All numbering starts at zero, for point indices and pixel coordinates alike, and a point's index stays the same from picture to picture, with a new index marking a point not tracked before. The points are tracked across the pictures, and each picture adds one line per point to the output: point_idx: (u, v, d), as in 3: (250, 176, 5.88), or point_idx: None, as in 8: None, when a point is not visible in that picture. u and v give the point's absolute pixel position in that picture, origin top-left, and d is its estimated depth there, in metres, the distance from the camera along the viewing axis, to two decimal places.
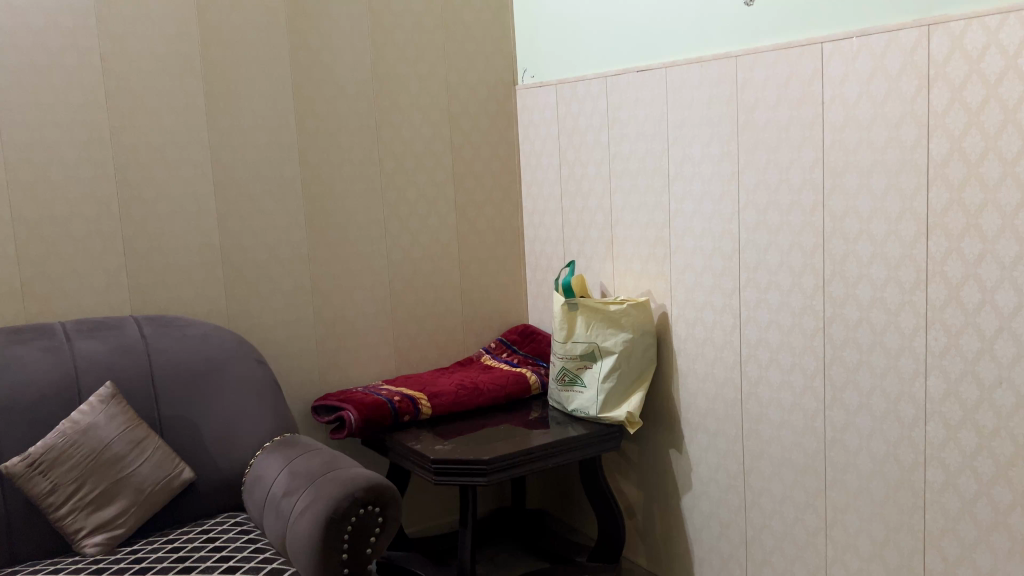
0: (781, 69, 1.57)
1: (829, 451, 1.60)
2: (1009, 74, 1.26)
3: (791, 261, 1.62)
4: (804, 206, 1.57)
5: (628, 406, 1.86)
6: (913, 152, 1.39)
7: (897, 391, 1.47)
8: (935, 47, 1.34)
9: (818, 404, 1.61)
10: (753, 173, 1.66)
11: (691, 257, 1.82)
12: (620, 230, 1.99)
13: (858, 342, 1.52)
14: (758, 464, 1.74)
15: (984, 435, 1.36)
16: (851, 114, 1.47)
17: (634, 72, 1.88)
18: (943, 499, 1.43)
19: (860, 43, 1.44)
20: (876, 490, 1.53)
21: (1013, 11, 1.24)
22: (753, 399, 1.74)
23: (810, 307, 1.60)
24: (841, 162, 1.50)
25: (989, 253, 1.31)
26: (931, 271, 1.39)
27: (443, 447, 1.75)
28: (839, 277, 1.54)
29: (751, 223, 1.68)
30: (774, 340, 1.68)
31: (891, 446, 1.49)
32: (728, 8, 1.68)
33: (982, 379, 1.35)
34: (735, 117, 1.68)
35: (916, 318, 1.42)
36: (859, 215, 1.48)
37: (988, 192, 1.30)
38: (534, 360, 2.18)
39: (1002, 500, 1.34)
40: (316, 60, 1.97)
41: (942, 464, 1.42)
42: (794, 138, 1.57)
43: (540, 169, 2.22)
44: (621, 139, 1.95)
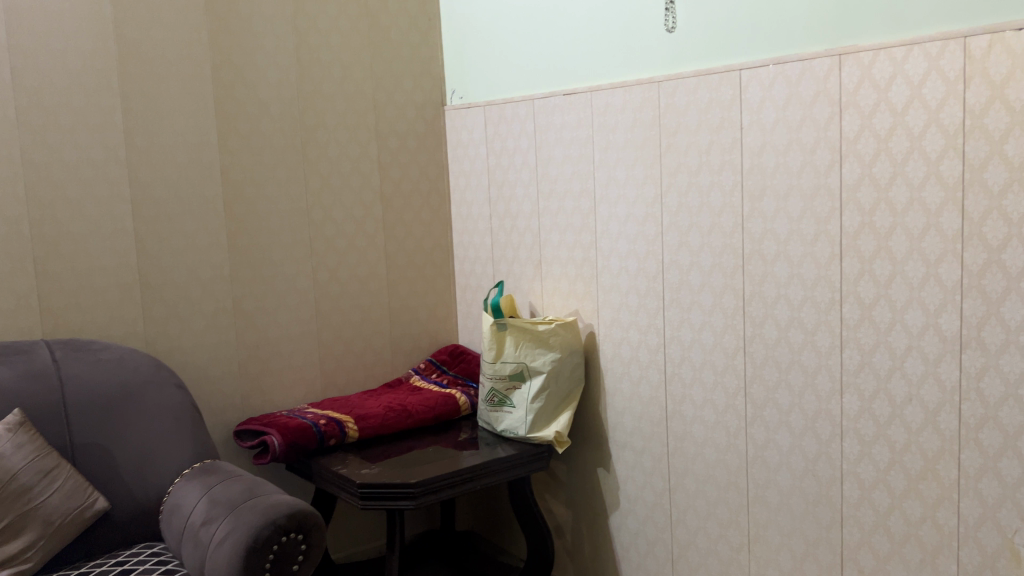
0: (701, 95, 1.61)
1: (750, 467, 1.63)
2: (914, 103, 1.31)
3: (712, 281, 1.65)
4: (724, 227, 1.61)
5: (556, 426, 1.87)
6: (826, 175, 1.44)
7: (814, 408, 1.51)
8: (846, 76, 1.39)
9: (740, 422, 1.64)
10: (675, 196, 1.69)
11: (618, 277, 1.84)
12: (548, 251, 2.01)
13: (778, 360, 1.56)
14: (683, 481, 1.77)
15: (896, 451, 1.40)
16: (768, 138, 1.52)
17: (561, 95, 1.90)
18: (858, 513, 1.47)
19: (775, 71, 1.49)
20: (796, 505, 1.56)
21: (917, 44, 1.30)
22: (677, 418, 1.76)
23: (731, 326, 1.63)
24: (759, 185, 1.54)
25: (898, 274, 1.36)
26: (844, 291, 1.44)
27: (369, 471, 1.73)
28: (758, 297, 1.58)
29: (674, 244, 1.71)
30: (697, 359, 1.70)
31: (810, 461, 1.53)
32: (650, 35, 1.72)
33: (893, 396, 1.39)
34: (657, 141, 1.71)
35: (832, 336, 1.47)
36: (777, 236, 1.52)
37: (896, 215, 1.35)
38: (464, 380, 2.17)
39: (914, 513, 1.39)
40: (239, 77, 1.94)
41: (857, 478, 1.46)
42: (715, 162, 1.61)
43: (469, 190, 2.22)
44: (548, 161, 1.96)
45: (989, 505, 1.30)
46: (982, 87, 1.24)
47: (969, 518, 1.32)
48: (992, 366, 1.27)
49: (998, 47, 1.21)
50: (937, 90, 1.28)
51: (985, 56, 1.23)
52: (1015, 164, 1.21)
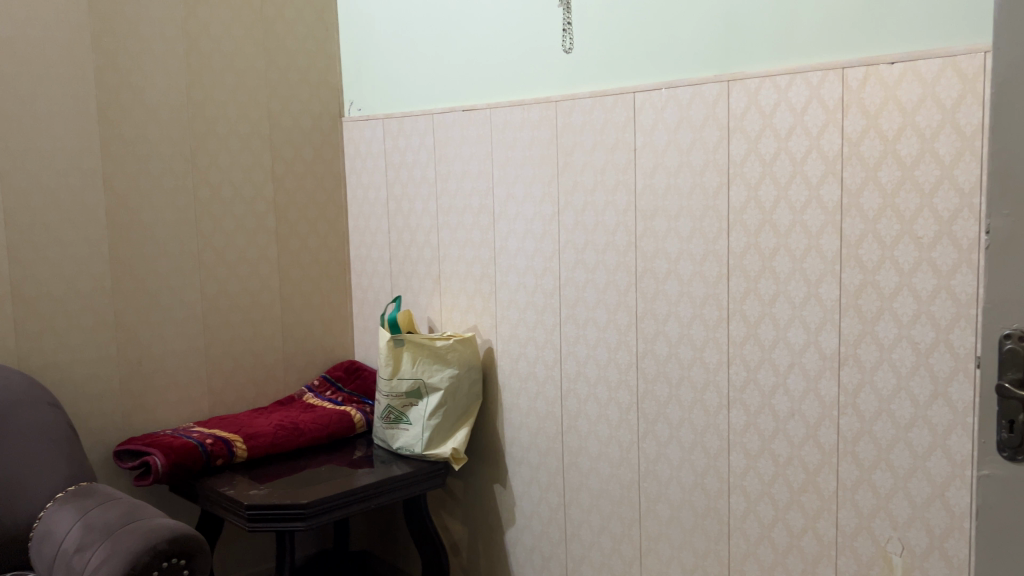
0: (597, 115, 1.64)
1: (642, 481, 1.66)
2: (796, 129, 1.37)
3: (607, 298, 1.68)
4: (618, 246, 1.64)
5: (453, 443, 1.86)
6: (715, 197, 1.48)
7: (703, 423, 1.55)
8: (734, 102, 1.44)
9: (633, 436, 1.67)
10: (572, 214, 1.71)
11: (516, 292, 1.85)
12: (446, 266, 2.00)
13: (668, 376, 1.59)
14: (577, 496, 1.78)
15: (779, 464, 1.45)
16: (660, 160, 1.55)
17: (460, 111, 1.90)
18: (744, 525, 1.51)
19: (667, 94, 1.53)
20: (685, 518, 1.60)
21: (799, 73, 1.35)
22: (572, 433, 1.78)
23: (624, 342, 1.66)
24: (651, 206, 1.58)
25: (781, 293, 1.42)
26: (731, 309, 1.48)
27: (258, 492, 1.67)
28: (650, 315, 1.61)
29: (570, 262, 1.73)
30: (591, 374, 1.72)
31: (699, 475, 1.57)
32: (547, 55, 1.74)
33: (777, 411, 1.44)
34: (555, 159, 1.73)
35: (719, 353, 1.51)
36: (668, 255, 1.56)
37: (779, 237, 1.41)
38: (359, 398, 2.14)
39: (796, 524, 1.44)
40: (125, 81, 1.86)
41: (743, 491, 1.51)
42: (610, 181, 1.64)
43: (367, 203, 2.20)
44: (447, 177, 1.96)
45: (864, 515, 1.36)
46: (858, 117, 1.30)
47: (847, 528, 1.38)
48: (867, 382, 1.33)
49: (873, 79, 1.28)
50: (817, 118, 1.34)
51: (861, 87, 1.29)
52: (888, 190, 1.28)
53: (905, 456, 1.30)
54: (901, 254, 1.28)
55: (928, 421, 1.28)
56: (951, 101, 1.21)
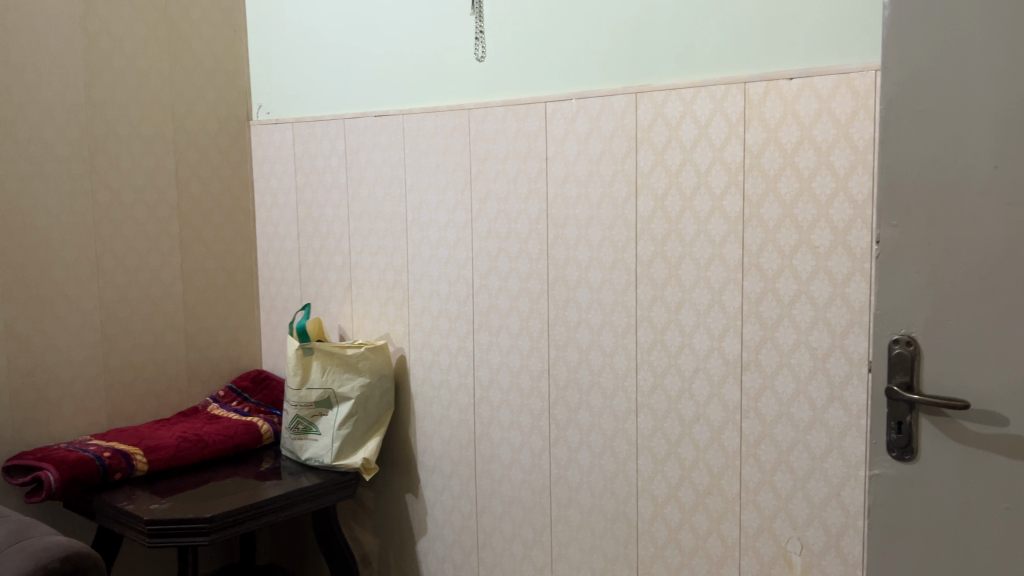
0: (509, 124, 1.65)
1: (553, 487, 1.67)
2: (701, 141, 1.41)
3: (519, 305, 1.68)
4: (531, 253, 1.65)
5: (364, 453, 1.83)
6: (623, 207, 1.51)
7: (612, 428, 1.57)
8: (641, 113, 1.47)
9: (544, 443, 1.68)
10: (485, 222, 1.71)
11: (428, 300, 1.84)
12: (357, 273, 1.97)
13: (579, 383, 1.61)
14: (489, 504, 1.78)
15: (685, 467, 1.48)
16: (571, 169, 1.57)
17: (372, 117, 1.88)
18: (652, 528, 1.54)
19: (578, 105, 1.55)
20: (595, 523, 1.62)
21: (704, 86, 1.39)
22: (485, 440, 1.78)
23: (536, 349, 1.67)
24: (562, 215, 1.60)
25: (686, 301, 1.45)
26: (639, 316, 1.51)
27: (159, 507, 1.61)
28: (561, 321, 1.62)
29: (484, 269, 1.73)
30: (504, 382, 1.73)
31: (608, 480, 1.59)
32: (460, 63, 1.74)
33: (682, 415, 1.48)
34: (468, 166, 1.73)
35: (628, 359, 1.54)
36: (579, 263, 1.58)
37: (685, 245, 1.44)
38: (266, 409, 2.10)
39: (701, 526, 1.47)
40: (18, 79, 1.77)
41: (651, 495, 1.53)
42: (522, 190, 1.65)
43: (276, 209, 2.15)
44: (359, 183, 1.94)
45: (765, 516, 1.40)
46: (759, 130, 1.34)
47: (749, 529, 1.42)
48: (768, 387, 1.38)
49: (773, 94, 1.32)
50: (720, 130, 1.38)
51: (761, 101, 1.34)
52: (787, 202, 1.33)
53: (804, 458, 1.35)
54: (800, 263, 1.33)
55: (824, 423, 1.33)
56: (845, 117, 1.26)
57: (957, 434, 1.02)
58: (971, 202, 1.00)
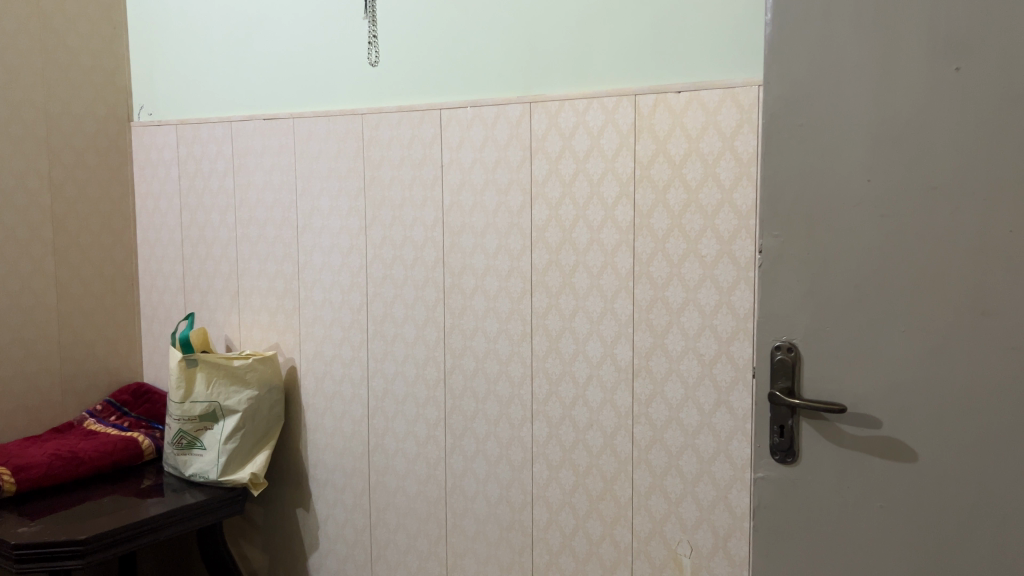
0: (404, 130, 1.63)
1: (449, 497, 1.66)
2: (593, 152, 1.42)
3: (415, 314, 1.66)
4: (426, 261, 1.63)
5: (252, 467, 1.77)
6: (519, 215, 1.51)
7: (508, 436, 1.57)
8: (536, 123, 1.47)
9: (439, 453, 1.66)
10: (379, 229, 1.69)
11: (320, 308, 1.79)
12: (245, 281, 1.91)
13: (475, 392, 1.60)
14: (383, 516, 1.75)
15: (579, 473, 1.49)
16: (466, 177, 1.56)
17: (261, 119, 1.83)
18: (547, 536, 1.54)
19: (473, 112, 1.54)
20: (490, 532, 1.61)
21: (596, 98, 1.41)
22: (379, 451, 1.74)
23: (432, 358, 1.65)
24: (458, 222, 1.59)
25: (580, 309, 1.47)
26: (535, 323, 1.52)
27: (28, 530, 1.51)
28: (457, 330, 1.61)
29: (378, 277, 1.70)
30: (399, 392, 1.70)
31: (504, 488, 1.59)
32: (352, 67, 1.70)
33: (577, 422, 1.49)
34: (361, 172, 1.70)
35: (523, 367, 1.54)
36: (475, 271, 1.58)
37: (579, 254, 1.46)
38: (148, 424, 2.01)
39: (594, 532, 1.49)
40: None
41: (546, 502, 1.54)
42: (417, 197, 1.63)
43: (158, 214, 2.06)
44: (247, 188, 1.87)
45: (657, 520, 1.42)
46: (649, 141, 1.37)
47: (641, 533, 1.44)
48: (659, 393, 1.40)
49: (662, 106, 1.35)
50: (612, 141, 1.40)
51: (651, 113, 1.36)
52: (675, 212, 1.36)
53: (693, 462, 1.38)
54: (687, 271, 1.36)
55: (712, 428, 1.36)
56: (730, 130, 1.30)
57: (835, 436, 1.06)
58: (847, 213, 1.04)
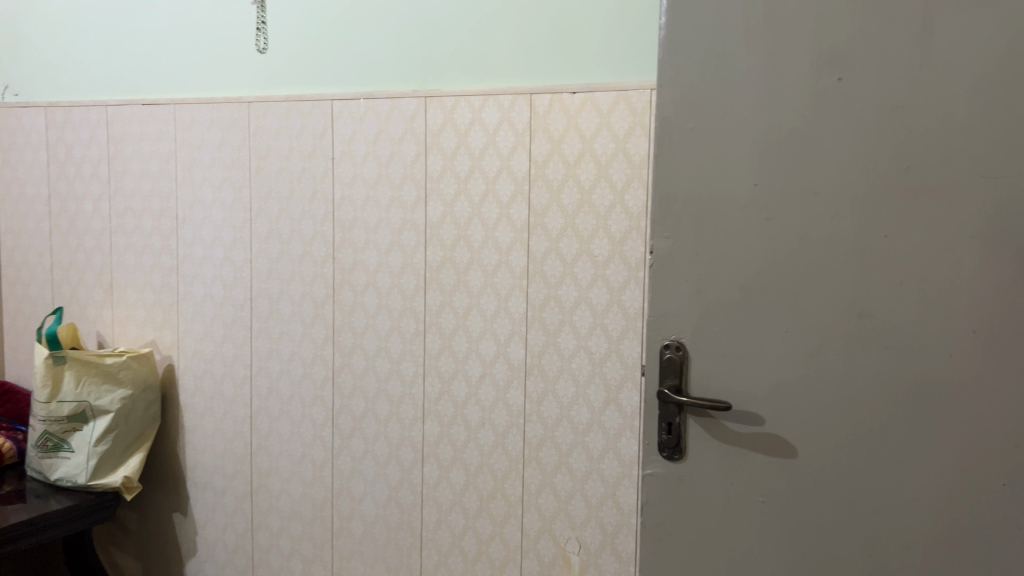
0: (293, 121, 1.58)
1: (336, 499, 1.62)
2: (489, 149, 1.41)
3: (302, 310, 1.61)
4: (315, 256, 1.59)
5: (125, 471, 1.68)
6: (412, 211, 1.49)
7: (398, 436, 1.54)
8: (430, 118, 1.45)
9: (326, 454, 1.62)
10: (265, 222, 1.63)
11: (202, 304, 1.72)
12: (120, 275, 1.81)
13: (364, 391, 1.57)
14: (266, 519, 1.70)
15: (470, 473, 1.48)
16: (358, 170, 1.53)
17: (139, 104, 1.73)
18: (436, 536, 1.53)
19: (366, 105, 1.51)
20: (378, 534, 1.58)
21: (492, 95, 1.40)
22: (262, 453, 1.68)
23: (320, 356, 1.61)
24: (349, 217, 1.55)
25: (474, 307, 1.45)
26: (427, 321, 1.50)
27: None
28: (347, 327, 1.57)
29: (264, 272, 1.64)
30: (284, 391, 1.65)
31: (393, 489, 1.56)
32: (239, 53, 1.64)
33: (469, 421, 1.48)
34: (247, 163, 1.63)
35: (415, 366, 1.52)
36: (366, 267, 1.54)
37: (473, 251, 1.44)
38: (9, 425, 1.87)
39: (484, 531, 1.48)
40: None
41: (436, 502, 1.52)
42: (306, 189, 1.58)
43: (24, 201, 1.93)
44: (124, 176, 1.78)
45: (546, 518, 1.43)
46: (544, 140, 1.37)
47: (530, 531, 1.44)
48: (551, 391, 1.41)
49: (557, 106, 1.36)
50: (507, 139, 1.40)
51: (547, 112, 1.36)
52: (569, 211, 1.36)
53: (582, 459, 1.40)
54: (580, 271, 1.37)
55: (601, 425, 1.38)
56: (623, 132, 1.32)
57: (721, 433, 1.06)
58: (734, 216, 1.02)
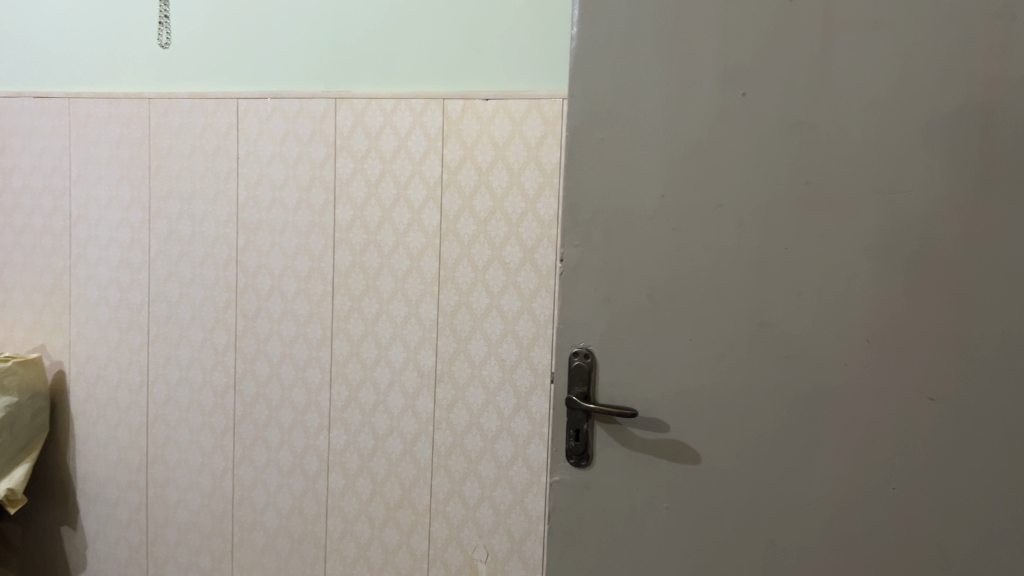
0: (196, 119, 1.53)
1: (236, 510, 1.57)
2: (401, 153, 1.40)
3: (203, 315, 1.56)
4: (217, 259, 1.54)
5: (9, 483, 1.56)
6: (321, 214, 1.46)
7: (302, 444, 1.51)
8: (341, 120, 1.43)
9: (227, 463, 1.57)
10: (165, 222, 1.57)
11: (96, 307, 1.64)
12: (5, 275, 1.71)
13: (268, 398, 1.52)
14: (162, 532, 1.63)
15: (377, 481, 1.46)
16: (264, 172, 1.49)
17: (29, 96, 1.63)
18: (340, 547, 1.50)
19: (273, 104, 1.47)
20: (281, 545, 1.54)
21: (404, 99, 1.39)
22: (159, 462, 1.62)
23: (221, 363, 1.56)
24: (254, 219, 1.50)
25: (384, 313, 1.44)
26: (335, 327, 1.47)
27: None
28: (250, 333, 1.53)
29: (163, 275, 1.58)
30: (183, 399, 1.59)
31: (297, 499, 1.52)
32: (139, 47, 1.57)
33: (376, 429, 1.46)
34: (147, 161, 1.57)
35: (321, 373, 1.48)
36: (271, 271, 1.50)
37: (383, 257, 1.43)
38: None
39: (390, 541, 1.46)
40: None
41: (341, 512, 1.49)
42: (209, 190, 1.53)
43: None
44: (11, 171, 1.68)
45: (453, 526, 1.42)
46: (456, 146, 1.37)
47: (438, 540, 1.43)
48: (460, 398, 1.40)
49: (469, 112, 1.35)
50: (419, 144, 1.39)
51: (459, 118, 1.36)
52: (481, 218, 1.36)
53: (491, 467, 1.39)
54: (491, 278, 1.37)
55: (510, 432, 1.38)
56: (535, 140, 1.32)
57: (627, 439, 1.07)
58: (642, 226, 1.04)
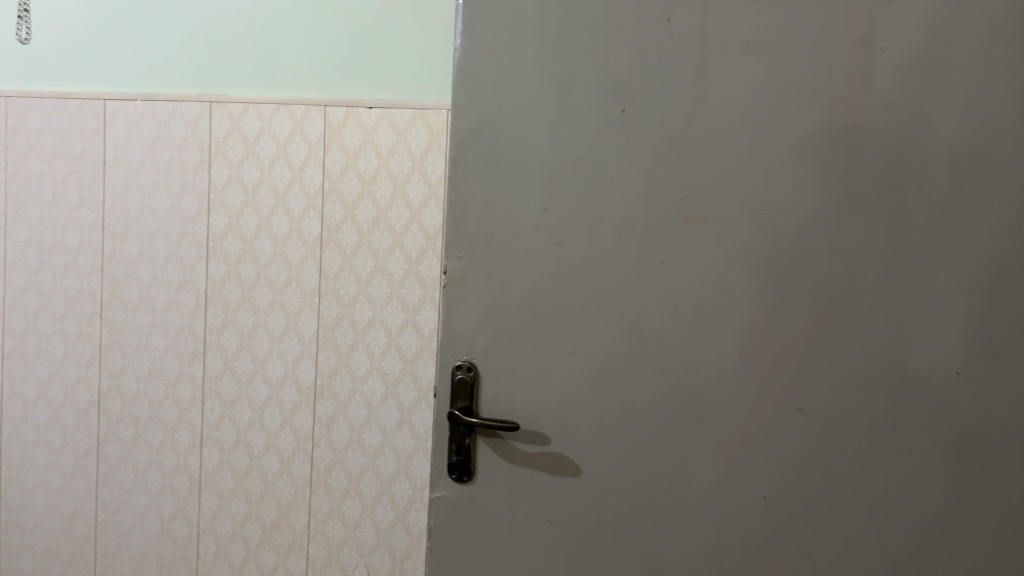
0: (58, 120, 1.44)
1: (100, 535, 1.48)
2: (279, 160, 1.36)
3: (64, 328, 1.47)
4: (80, 268, 1.45)
5: None
6: (194, 223, 1.40)
7: (172, 464, 1.44)
8: (216, 124, 1.37)
9: (90, 485, 1.48)
10: (23, 229, 1.47)
11: None
12: None
13: (135, 416, 1.44)
14: (16, 561, 1.52)
15: (252, 501, 1.41)
16: (133, 177, 1.41)
17: None
18: (213, 570, 1.44)
19: (143, 106, 1.40)
20: (149, 570, 1.47)
21: (283, 104, 1.35)
22: (14, 486, 1.51)
23: (84, 378, 1.46)
24: (121, 227, 1.43)
25: (260, 326, 1.39)
26: (208, 341, 1.41)
27: None
28: (116, 347, 1.45)
29: (20, 285, 1.48)
30: (42, 418, 1.49)
31: (166, 521, 1.45)
32: None
33: (252, 447, 1.40)
34: (3, 163, 1.46)
35: (193, 389, 1.42)
36: (140, 282, 1.43)
37: (260, 267, 1.38)
38: None
39: (266, 563, 1.41)
40: None
41: (213, 534, 1.43)
42: (72, 195, 1.44)
43: None
44: None
45: (333, 546, 1.38)
46: (338, 154, 1.34)
47: (316, 561, 1.39)
48: (341, 414, 1.37)
49: (352, 120, 1.33)
50: (299, 151, 1.35)
51: (341, 125, 1.33)
52: (364, 229, 1.34)
53: (372, 483, 1.36)
54: (374, 290, 1.34)
55: (393, 448, 1.36)
56: (420, 150, 1.31)
57: (508, 453, 1.06)
58: (525, 239, 1.04)
